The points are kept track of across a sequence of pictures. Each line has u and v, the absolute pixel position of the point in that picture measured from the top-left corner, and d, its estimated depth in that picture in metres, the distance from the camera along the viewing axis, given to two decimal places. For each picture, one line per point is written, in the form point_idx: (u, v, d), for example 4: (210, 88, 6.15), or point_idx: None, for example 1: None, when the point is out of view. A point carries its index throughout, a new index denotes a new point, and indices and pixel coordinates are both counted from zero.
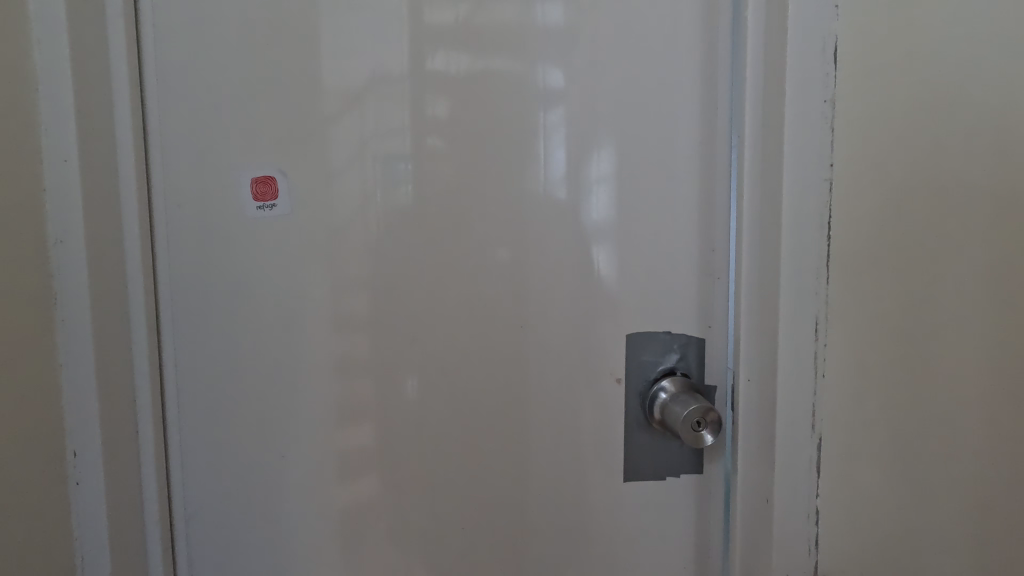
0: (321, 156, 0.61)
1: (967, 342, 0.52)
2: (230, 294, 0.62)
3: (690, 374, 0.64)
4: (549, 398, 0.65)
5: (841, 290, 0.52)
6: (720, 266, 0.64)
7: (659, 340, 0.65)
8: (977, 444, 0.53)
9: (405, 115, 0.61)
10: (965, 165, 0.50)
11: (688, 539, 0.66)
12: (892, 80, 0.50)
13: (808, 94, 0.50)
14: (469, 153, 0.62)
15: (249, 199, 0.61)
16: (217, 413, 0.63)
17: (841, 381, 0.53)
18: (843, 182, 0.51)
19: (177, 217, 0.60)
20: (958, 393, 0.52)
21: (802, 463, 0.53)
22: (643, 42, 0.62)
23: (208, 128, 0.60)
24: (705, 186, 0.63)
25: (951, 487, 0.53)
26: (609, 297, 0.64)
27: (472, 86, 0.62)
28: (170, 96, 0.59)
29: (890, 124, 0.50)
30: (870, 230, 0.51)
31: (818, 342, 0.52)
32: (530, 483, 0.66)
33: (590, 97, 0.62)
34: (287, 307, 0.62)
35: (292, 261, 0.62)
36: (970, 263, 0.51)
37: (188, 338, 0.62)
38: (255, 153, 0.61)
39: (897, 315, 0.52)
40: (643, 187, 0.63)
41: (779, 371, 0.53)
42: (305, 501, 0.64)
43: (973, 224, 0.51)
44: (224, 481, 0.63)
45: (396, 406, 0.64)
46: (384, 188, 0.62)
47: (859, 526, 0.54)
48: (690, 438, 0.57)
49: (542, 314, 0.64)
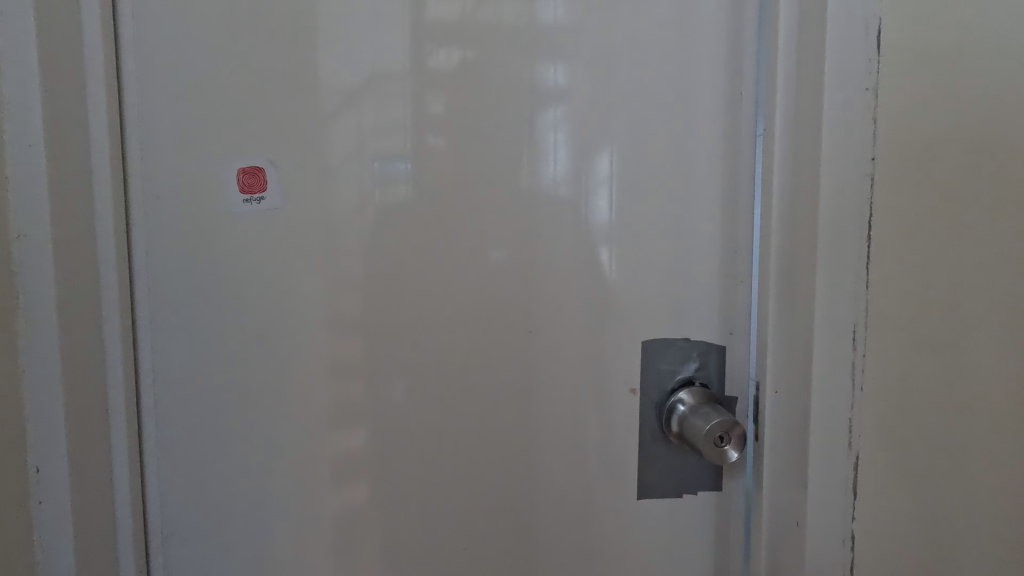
0: (313, 148, 0.57)
1: (1009, 348, 0.48)
2: (213, 294, 0.57)
3: (710, 384, 0.60)
4: (557, 409, 0.61)
5: (880, 294, 0.48)
6: (743, 269, 0.60)
7: (677, 348, 0.60)
8: (1018, 458, 0.49)
9: (405, 108, 0.57)
10: (1009, 155, 0.46)
11: (706, 558, 0.62)
12: (937, 69, 0.46)
13: (849, 82, 0.46)
14: (471, 149, 0.58)
15: (235, 191, 0.56)
16: (199, 422, 0.58)
17: (879, 393, 0.48)
18: (884, 177, 0.47)
19: (156, 210, 0.56)
20: (1000, 403, 0.48)
21: (838, 484, 0.49)
22: (661, 33, 0.58)
23: (190, 115, 0.55)
24: (726, 184, 0.59)
25: (993, 506, 0.49)
26: (622, 301, 0.60)
27: (477, 78, 0.57)
28: (150, 79, 0.55)
29: (934, 118, 0.46)
30: (909, 227, 0.47)
31: (856, 352, 0.48)
32: (537, 499, 0.61)
33: (602, 90, 0.58)
34: (275, 309, 0.58)
35: (281, 259, 0.57)
36: (1013, 262, 0.47)
37: (167, 341, 0.57)
38: (242, 143, 0.56)
39: (941, 322, 0.48)
40: (656, 186, 0.59)
41: (812, 382, 0.48)
42: (294, 516, 0.60)
43: (1015, 219, 0.47)
44: (206, 496, 0.59)
45: (393, 416, 0.60)
46: (381, 184, 0.57)
47: (896, 549, 0.50)
48: (713, 454, 0.53)
49: (550, 319, 0.60)
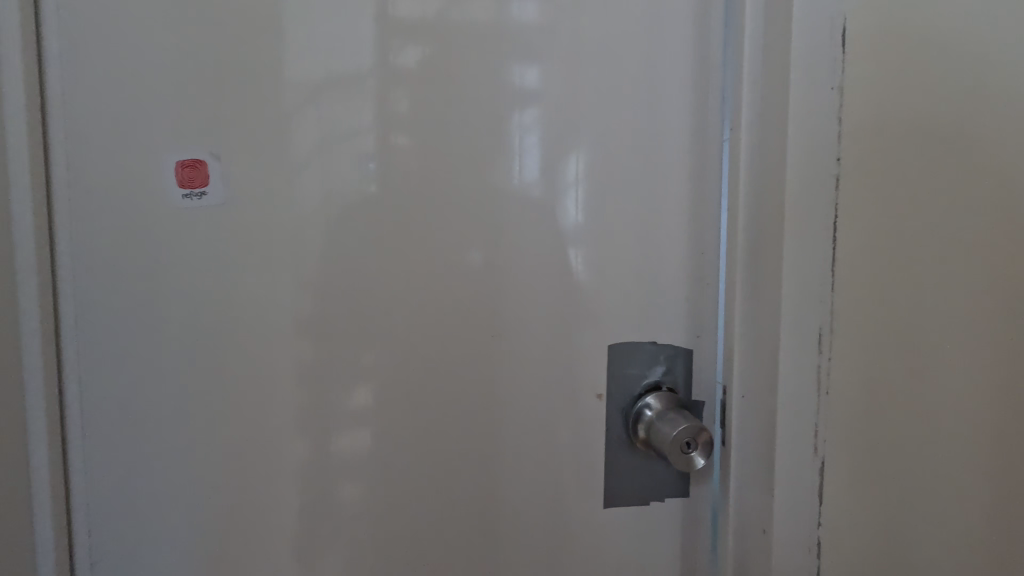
0: (262, 141, 0.53)
1: (966, 350, 0.48)
2: (150, 295, 0.53)
3: (677, 389, 0.59)
4: (523, 415, 0.59)
5: (846, 294, 0.47)
6: (710, 271, 0.59)
7: (645, 352, 0.59)
8: (975, 458, 0.49)
9: (364, 101, 0.54)
10: (964, 160, 0.47)
11: (675, 565, 0.61)
12: (897, 69, 0.46)
13: (814, 80, 0.45)
14: (435, 146, 0.55)
15: (175, 186, 0.53)
16: (133, 432, 0.54)
17: (845, 398, 0.48)
18: (850, 179, 0.46)
19: (84, 203, 0.52)
20: (958, 404, 0.49)
21: (805, 489, 0.48)
22: (632, 30, 0.57)
23: (124, 103, 0.52)
24: (694, 186, 0.58)
25: (953, 506, 0.49)
26: (589, 304, 0.58)
27: (439, 70, 0.55)
28: (80, 64, 0.51)
29: (895, 118, 0.46)
30: (874, 230, 0.47)
31: (822, 355, 0.47)
32: (501, 509, 0.59)
33: (573, 89, 0.56)
34: (218, 312, 0.54)
35: (225, 258, 0.54)
36: (970, 265, 0.48)
37: (97, 344, 0.53)
38: (182, 134, 0.52)
39: (904, 321, 0.48)
40: (627, 188, 0.58)
41: (778, 387, 0.47)
42: (241, 534, 0.56)
43: (972, 223, 0.48)
44: (142, 512, 0.55)
45: (349, 425, 0.56)
46: (336, 179, 0.54)
47: (863, 553, 0.50)
48: (681, 461, 0.52)
49: (515, 322, 0.58)
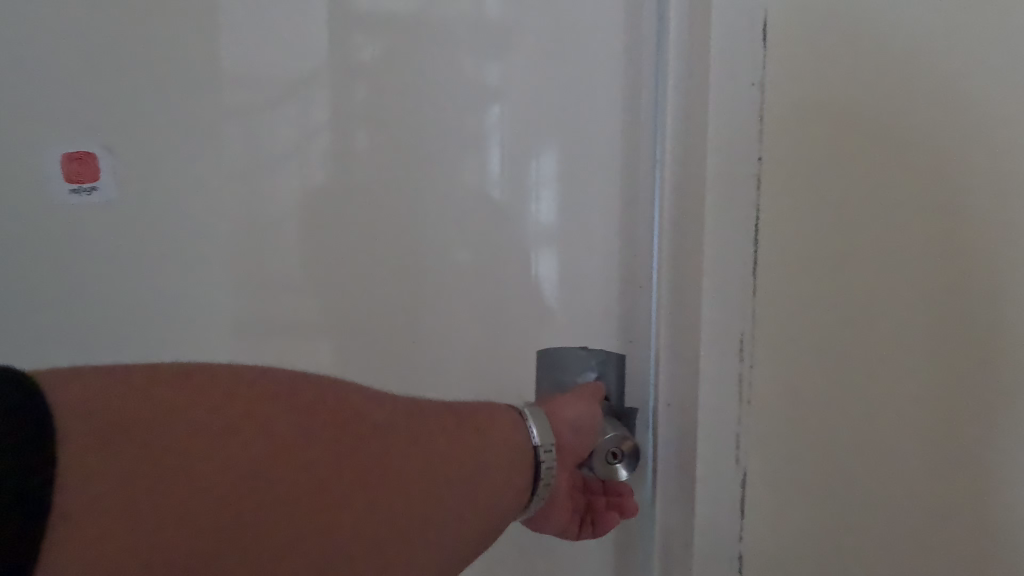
0: (232, 162, 0.63)
1: (919, 375, 0.42)
2: (145, 295, 0.67)
3: (609, 396, 0.58)
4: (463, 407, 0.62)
5: (771, 300, 0.45)
6: (644, 276, 0.56)
7: (576, 356, 0.60)
8: (929, 500, 0.43)
9: (327, 115, 0.61)
10: (915, 158, 0.40)
11: (607, 561, 0.61)
12: (841, 52, 0.41)
13: (737, 76, 0.44)
14: (394, 152, 0.61)
15: (161, 205, 0.65)
16: None
17: (770, 410, 0.46)
18: (777, 181, 0.44)
19: (95, 224, 0.66)
20: (906, 436, 0.43)
21: (722, 493, 0.48)
22: (581, 28, 0.57)
23: (124, 139, 0.64)
24: (627, 186, 0.57)
25: (899, 547, 0.44)
26: (527, 304, 0.61)
27: (387, 94, 0.60)
28: (91, 110, 0.64)
29: (835, 108, 0.42)
30: (803, 237, 0.44)
31: (744, 362, 0.47)
32: None
33: (540, 89, 0.58)
34: (196, 309, 0.66)
35: (201, 265, 0.65)
36: (925, 278, 0.41)
37: (104, 336, 0.68)
38: (168, 161, 0.64)
39: (835, 333, 0.43)
40: (579, 188, 0.59)
41: (700, 391, 0.48)
42: None
43: (927, 230, 0.40)
44: None
45: None
46: (298, 190, 0.63)
47: None
48: (605, 469, 0.53)
49: (454, 318, 0.63)
